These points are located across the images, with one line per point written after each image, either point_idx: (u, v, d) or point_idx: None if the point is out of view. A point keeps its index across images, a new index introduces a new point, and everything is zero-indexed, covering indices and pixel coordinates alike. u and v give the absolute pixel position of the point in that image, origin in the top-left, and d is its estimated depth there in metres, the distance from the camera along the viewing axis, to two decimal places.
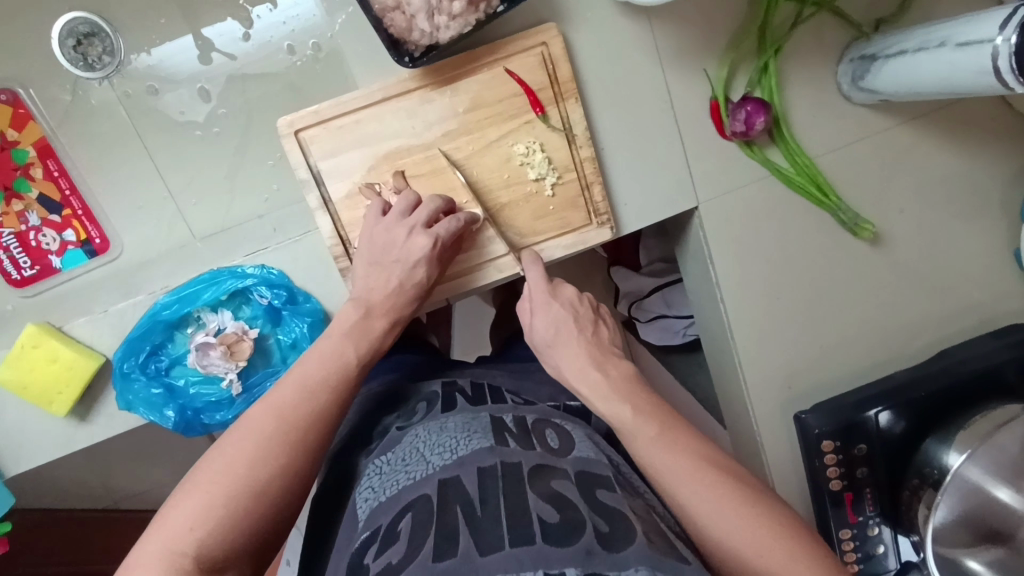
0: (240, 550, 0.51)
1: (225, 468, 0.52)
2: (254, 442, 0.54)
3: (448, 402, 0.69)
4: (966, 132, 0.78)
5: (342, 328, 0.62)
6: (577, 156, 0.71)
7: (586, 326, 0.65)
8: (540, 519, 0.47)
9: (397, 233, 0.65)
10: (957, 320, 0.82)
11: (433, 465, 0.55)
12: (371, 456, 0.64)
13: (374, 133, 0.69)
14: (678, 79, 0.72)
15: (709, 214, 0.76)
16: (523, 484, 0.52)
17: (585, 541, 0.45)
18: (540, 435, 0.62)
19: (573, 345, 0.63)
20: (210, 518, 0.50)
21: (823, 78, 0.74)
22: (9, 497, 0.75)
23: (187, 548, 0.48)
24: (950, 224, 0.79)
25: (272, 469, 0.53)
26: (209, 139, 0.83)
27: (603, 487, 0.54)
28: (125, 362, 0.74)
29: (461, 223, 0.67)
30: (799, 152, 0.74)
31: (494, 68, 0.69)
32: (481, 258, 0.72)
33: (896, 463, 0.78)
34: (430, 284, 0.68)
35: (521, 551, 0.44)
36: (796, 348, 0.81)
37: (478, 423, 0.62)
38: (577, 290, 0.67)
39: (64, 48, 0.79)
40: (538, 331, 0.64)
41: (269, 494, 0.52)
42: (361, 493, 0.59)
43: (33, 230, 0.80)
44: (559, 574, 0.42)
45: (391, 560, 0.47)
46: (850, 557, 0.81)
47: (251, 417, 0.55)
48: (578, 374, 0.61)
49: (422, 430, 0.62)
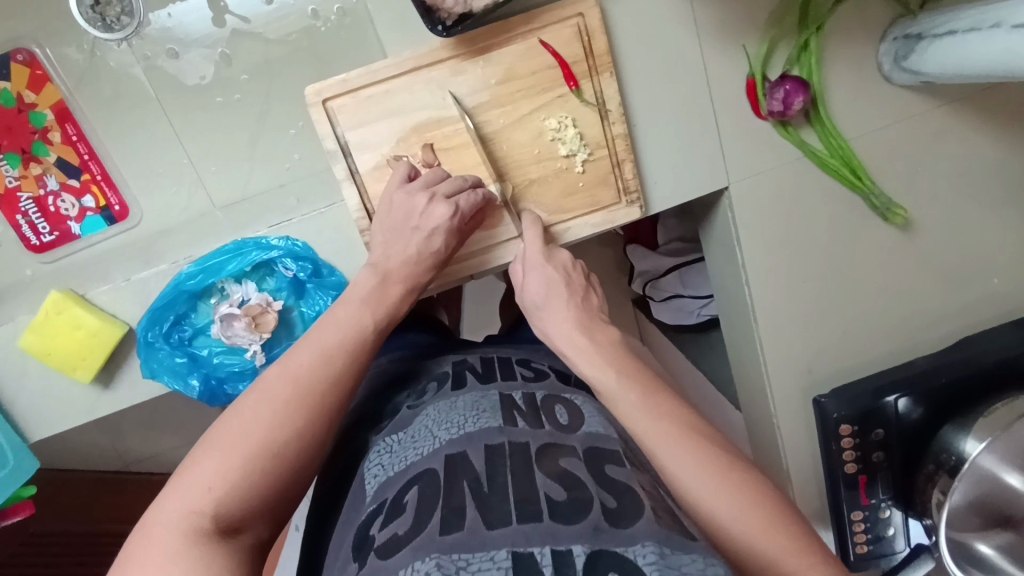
0: (256, 511, 0.51)
1: (243, 431, 0.52)
2: (272, 407, 0.53)
3: (460, 380, 0.68)
4: (1004, 119, 0.76)
5: (360, 295, 0.62)
6: (610, 132, 0.70)
7: (577, 291, 0.65)
8: (548, 496, 0.48)
9: (418, 201, 0.64)
10: (977, 309, 0.82)
11: (441, 439, 0.55)
12: (382, 434, 0.64)
13: (403, 104, 0.67)
14: (715, 54, 0.70)
15: (739, 195, 0.75)
16: (532, 462, 0.51)
17: (592, 519, 0.45)
18: (550, 411, 0.61)
19: (564, 308, 0.63)
20: (227, 477, 0.50)
21: (862, 56, 0.72)
22: (34, 462, 0.75)
23: (205, 507, 0.48)
24: (978, 213, 0.78)
25: (289, 433, 0.53)
26: (231, 106, 0.82)
27: (612, 462, 0.54)
28: (148, 331, 0.73)
29: (480, 199, 0.65)
30: (835, 134, 0.72)
31: (528, 39, 0.66)
32: (498, 238, 0.71)
33: (911, 448, 0.79)
34: (447, 254, 0.67)
35: (528, 526, 0.45)
36: (817, 332, 0.81)
37: (488, 401, 0.61)
38: (572, 256, 0.68)
39: (82, 7, 0.77)
40: (528, 290, 0.65)
41: (285, 457, 0.52)
42: (369, 468, 0.59)
43: (51, 194, 0.80)
44: (567, 550, 0.42)
45: (397, 532, 0.47)
46: (860, 539, 0.82)
47: (267, 379, 0.55)
48: (566, 338, 0.61)
49: (433, 409, 0.62)
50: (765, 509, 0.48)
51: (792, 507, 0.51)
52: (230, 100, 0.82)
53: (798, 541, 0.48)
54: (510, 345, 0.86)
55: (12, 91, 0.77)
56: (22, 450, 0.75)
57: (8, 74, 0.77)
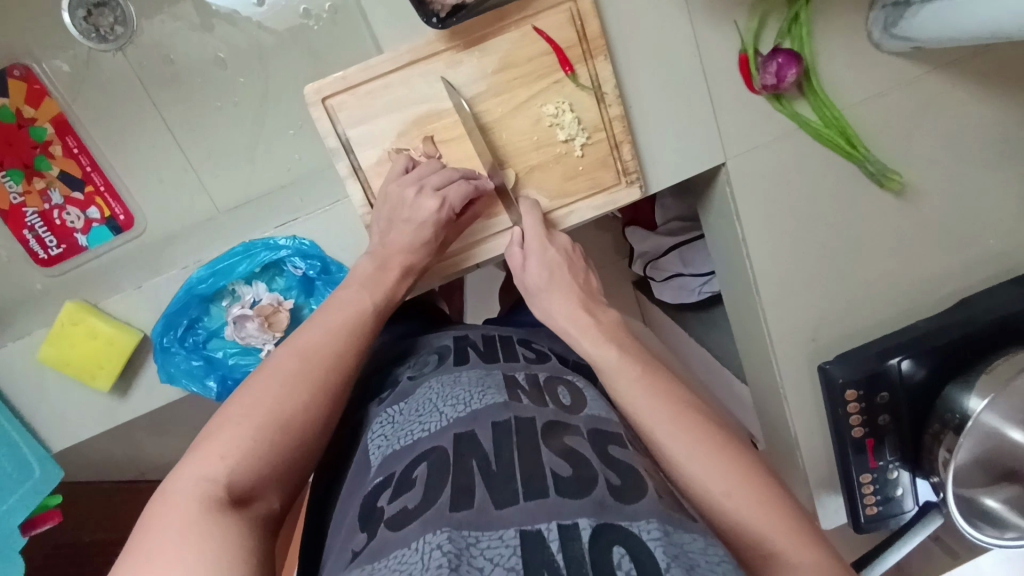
0: (266, 479, 0.52)
1: (253, 403, 0.54)
2: (279, 380, 0.56)
3: (462, 356, 0.69)
4: (992, 80, 0.77)
5: (358, 279, 0.65)
6: (607, 115, 0.70)
7: (578, 274, 0.69)
8: (554, 473, 0.49)
9: (408, 193, 0.65)
10: (975, 271, 0.82)
11: (446, 416, 0.56)
12: (383, 405, 0.65)
13: (403, 98, 0.68)
14: (708, 31, 0.71)
15: (737, 169, 0.76)
16: (538, 438, 0.53)
17: (597, 495, 0.47)
18: (552, 392, 0.63)
19: (565, 290, 0.67)
20: (240, 445, 0.51)
21: (851, 25, 0.73)
22: (60, 471, 0.77)
23: (218, 477, 0.49)
24: (970, 175, 0.79)
25: (296, 405, 0.55)
26: (229, 109, 0.86)
27: (615, 443, 0.55)
28: (164, 336, 0.74)
29: (472, 189, 0.67)
30: (829, 104, 0.73)
31: (521, 26, 0.67)
32: (487, 231, 0.73)
33: (918, 407, 0.80)
34: (438, 242, 0.68)
35: (534, 504, 0.46)
36: (817, 302, 0.82)
37: (492, 378, 0.63)
38: (571, 240, 0.72)
39: (75, 19, 0.83)
40: (531, 272, 0.68)
41: (293, 427, 0.54)
42: (372, 439, 0.60)
43: (56, 208, 0.83)
44: (572, 523, 0.43)
45: (407, 505, 0.48)
46: (870, 501, 0.84)
47: (274, 360, 0.57)
48: (568, 316, 0.65)
49: (437, 382, 0.63)
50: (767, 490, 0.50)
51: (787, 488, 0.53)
52: (228, 104, 0.86)
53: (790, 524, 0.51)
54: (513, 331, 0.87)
55: (12, 107, 0.81)
56: (46, 460, 0.76)
57: (6, 91, 0.80)
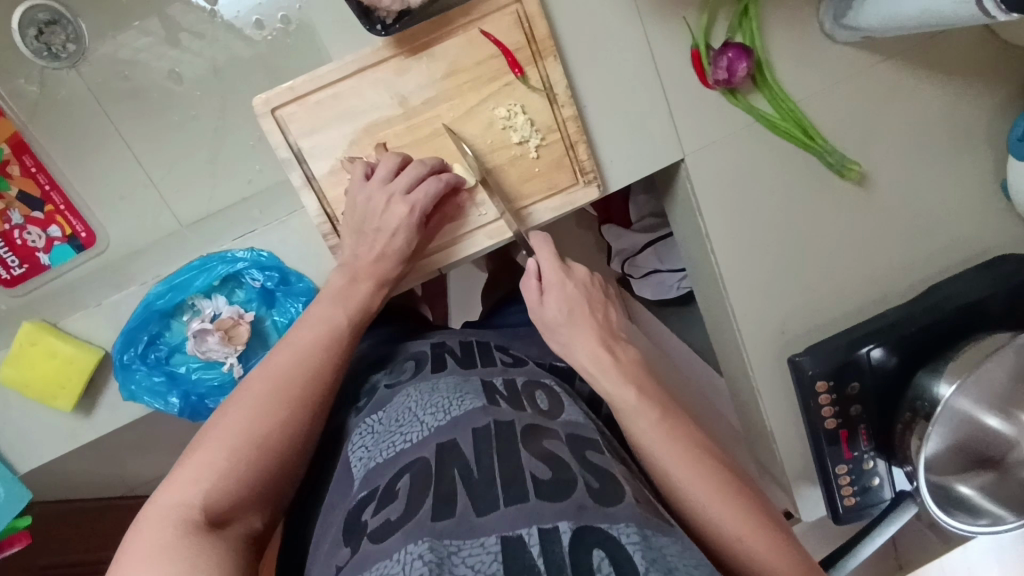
0: (242, 500, 0.52)
1: (225, 428, 0.54)
2: (254, 401, 0.56)
3: (440, 363, 0.69)
4: (947, 66, 0.77)
5: (330, 294, 0.65)
6: (560, 115, 0.70)
7: (598, 308, 0.67)
8: (533, 476, 0.49)
9: (377, 201, 0.65)
10: (945, 256, 0.82)
11: (427, 425, 0.55)
12: (362, 415, 0.64)
13: (352, 107, 0.68)
14: (658, 29, 0.71)
15: (696, 166, 0.76)
16: (517, 443, 0.53)
17: (577, 497, 0.47)
18: (530, 397, 0.63)
19: (586, 327, 0.65)
20: (216, 469, 0.52)
21: (802, 17, 0.73)
22: (27, 493, 0.77)
23: (194, 500, 0.49)
24: (932, 160, 0.79)
25: (270, 423, 0.55)
26: (188, 122, 0.91)
27: (592, 448, 0.56)
28: (124, 353, 0.74)
29: (443, 184, 0.66)
30: (783, 97, 0.73)
31: (468, 30, 0.67)
32: (466, 228, 0.72)
33: (884, 397, 0.80)
34: (410, 251, 0.68)
35: (516, 508, 0.45)
36: (787, 295, 0.82)
37: (470, 385, 0.62)
38: (588, 270, 0.69)
39: (27, 38, 0.87)
40: (549, 309, 0.65)
41: (268, 446, 0.54)
42: (353, 451, 0.60)
43: (17, 228, 0.82)
44: (553, 527, 0.43)
45: (390, 517, 0.47)
46: (846, 491, 0.83)
47: (249, 382, 0.58)
48: (591, 355, 0.64)
49: (414, 390, 0.62)
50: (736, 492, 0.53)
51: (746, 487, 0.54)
52: (187, 118, 0.91)
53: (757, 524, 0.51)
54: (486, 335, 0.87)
55: None
56: (12, 482, 0.76)
57: None
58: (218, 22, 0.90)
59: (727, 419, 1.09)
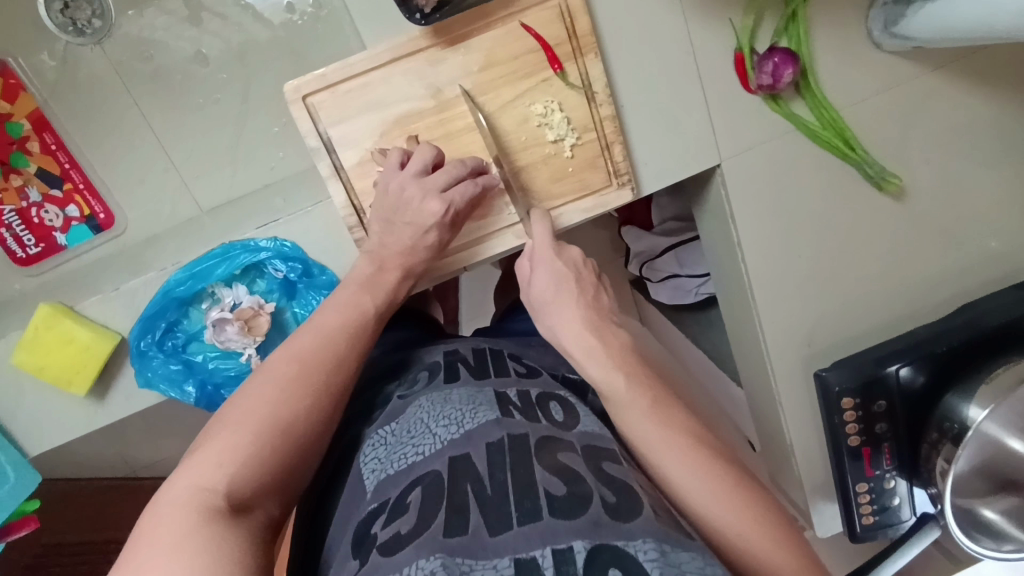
0: (263, 487, 0.50)
1: (248, 410, 0.52)
2: (277, 386, 0.53)
3: (453, 372, 0.67)
4: (993, 79, 0.75)
5: (357, 281, 0.63)
6: (597, 115, 0.68)
7: (587, 289, 0.64)
8: (547, 492, 0.47)
9: (410, 194, 0.63)
10: (975, 275, 0.80)
11: (440, 438, 0.54)
12: (376, 426, 0.63)
13: (383, 97, 0.66)
14: (701, 30, 0.69)
15: (731, 172, 0.74)
16: (531, 456, 0.51)
17: (593, 513, 0.45)
18: (545, 407, 0.61)
19: (570, 306, 0.63)
20: (240, 452, 0.49)
21: (850, 22, 0.71)
22: (36, 477, 0.75)
23: (216, 484, 0.47)
24: (971, 176, 0.77)
25: (295, 409, 0.53)
26: (211, 106, 0.89)
27: (609, 460, 0.54)
28: (141, 340, 0.73)
29: (477, 188, 0.64)
30: (826, 105, 0.71)
31: (507, 23, 0.65)
32: (493, 227, 0.70)
33: (917, 414, 0.77)
34: (441, 246, 0.67)
35: (529, 527, 0.44)
36: (814, 309, 0.80)
37: (484, 395, 0.60)
38: (582, 254, 0.67)
39: (52, 12, 0.85)
40: (537, 286, 0.64)
41: (292, 434, 0.52)
42: (366, 463, 0.58)
43: (34, 206, 0.82)
44: (567, 547, 0.42)
45: (400, 530, 0.46)
46: (866, 510, 0.81)
47: (271, 362, 0.56)
48: (577, 338, 0.61)
49: (427, 400, 0.61)
50: (761, 514, 0.51)
51: (774, 507, 0.52)
52: (210, 101, 0.89)
53: (783, 549, 0.49)
54: (508, 337, 0.85)
55: None
56: (24, 465, 0.75)
57: None
58: (246, 4, 0.88)
59: (743, 430, 1.07)
